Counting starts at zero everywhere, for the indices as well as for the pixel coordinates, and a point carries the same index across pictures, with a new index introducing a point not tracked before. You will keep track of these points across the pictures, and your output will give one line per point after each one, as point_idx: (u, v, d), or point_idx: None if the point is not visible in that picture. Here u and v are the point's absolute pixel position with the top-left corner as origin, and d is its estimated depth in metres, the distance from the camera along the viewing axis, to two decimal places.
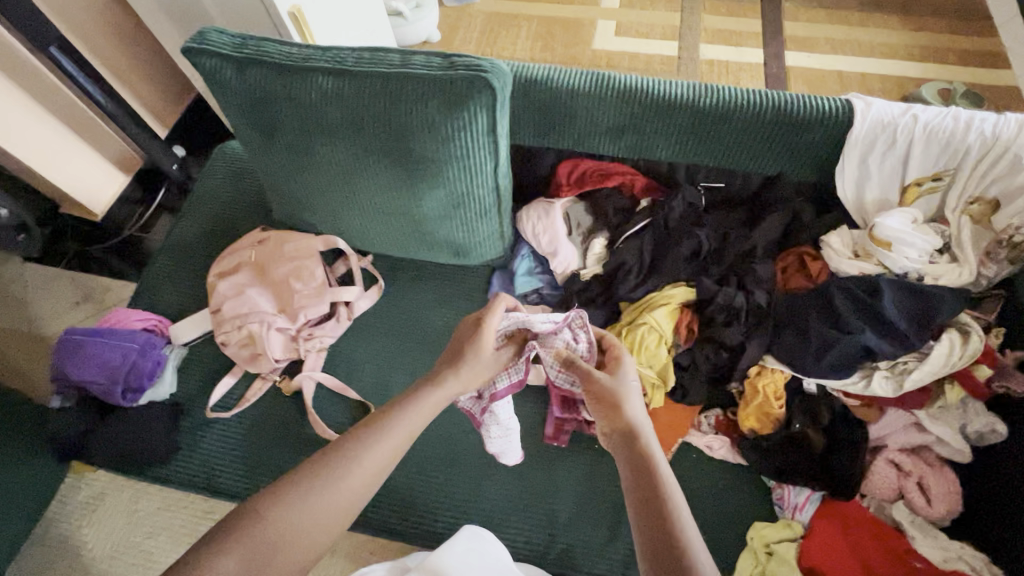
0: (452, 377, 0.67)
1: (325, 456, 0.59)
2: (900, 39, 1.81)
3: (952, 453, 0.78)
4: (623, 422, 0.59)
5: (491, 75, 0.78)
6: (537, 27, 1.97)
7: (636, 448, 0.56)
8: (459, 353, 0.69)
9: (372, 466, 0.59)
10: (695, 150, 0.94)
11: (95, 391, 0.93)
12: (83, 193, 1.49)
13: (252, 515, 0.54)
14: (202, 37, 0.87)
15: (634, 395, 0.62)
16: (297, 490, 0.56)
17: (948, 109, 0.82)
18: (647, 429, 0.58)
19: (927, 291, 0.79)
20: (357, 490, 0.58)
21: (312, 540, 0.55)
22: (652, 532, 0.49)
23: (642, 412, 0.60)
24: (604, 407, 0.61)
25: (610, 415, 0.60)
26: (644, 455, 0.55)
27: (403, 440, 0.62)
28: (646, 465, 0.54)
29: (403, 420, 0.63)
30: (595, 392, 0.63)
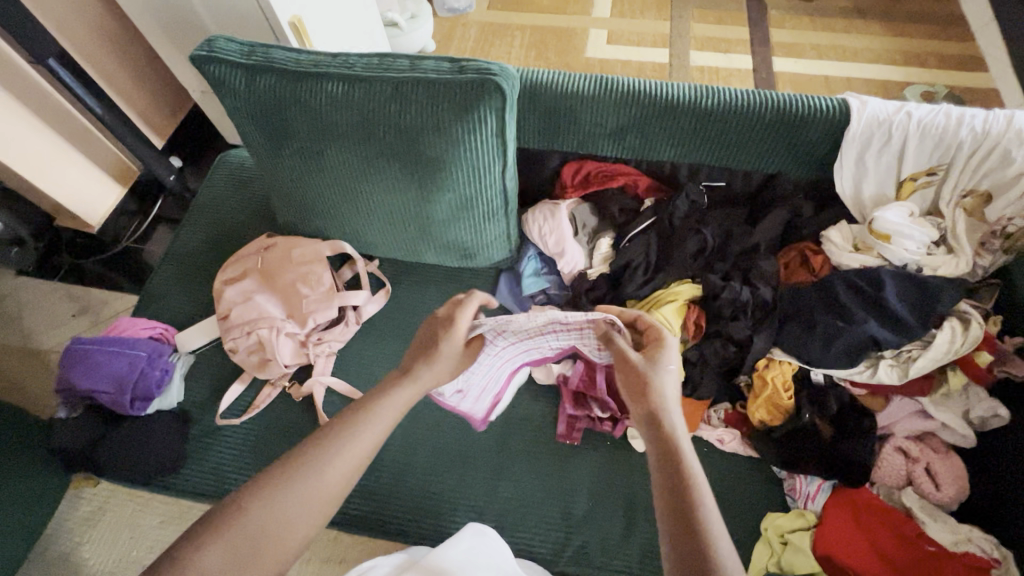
0: (424, 370, 0.67)
1: (301, 451, 0.60)
2: (881, 45, 1.88)
3: (957, 439, 0.81)
4: (653, 407, 0.57)
5: (500, 77, 0.81)
6: (531, 36, 2.01)
7: (663, 437, 0.55)
8: (431, 348, 0.68)
9: (344, 461, 0.60)
10: (697, 150, 0.97)
11: (103, 401, 0.92)
12: (80, 204, 1.46)
13: (232, 510, 0.56)
14: (210, 45, 0.88)
15: (668, 380, 0.60)
16: (272, 486, 0.58)
17: (939, 106, 0.85)
18: (676, 417, 0.57)
19: (928, 282, 0.81)
20: (332, 485, 0.59)
21: (292, 534, 0.57)
22: (677, 529, 0.50)
23: (673, 398, 0.59)
24: (632, 389, 0.60)
25: (638, 398, 0.59)
26: (670, 444, 0.55)
27: (377, 433, 0.63)
28: (672, 455, 0.54)
29: (374, 414, 0.63)
30: (624, 372, 0.61)
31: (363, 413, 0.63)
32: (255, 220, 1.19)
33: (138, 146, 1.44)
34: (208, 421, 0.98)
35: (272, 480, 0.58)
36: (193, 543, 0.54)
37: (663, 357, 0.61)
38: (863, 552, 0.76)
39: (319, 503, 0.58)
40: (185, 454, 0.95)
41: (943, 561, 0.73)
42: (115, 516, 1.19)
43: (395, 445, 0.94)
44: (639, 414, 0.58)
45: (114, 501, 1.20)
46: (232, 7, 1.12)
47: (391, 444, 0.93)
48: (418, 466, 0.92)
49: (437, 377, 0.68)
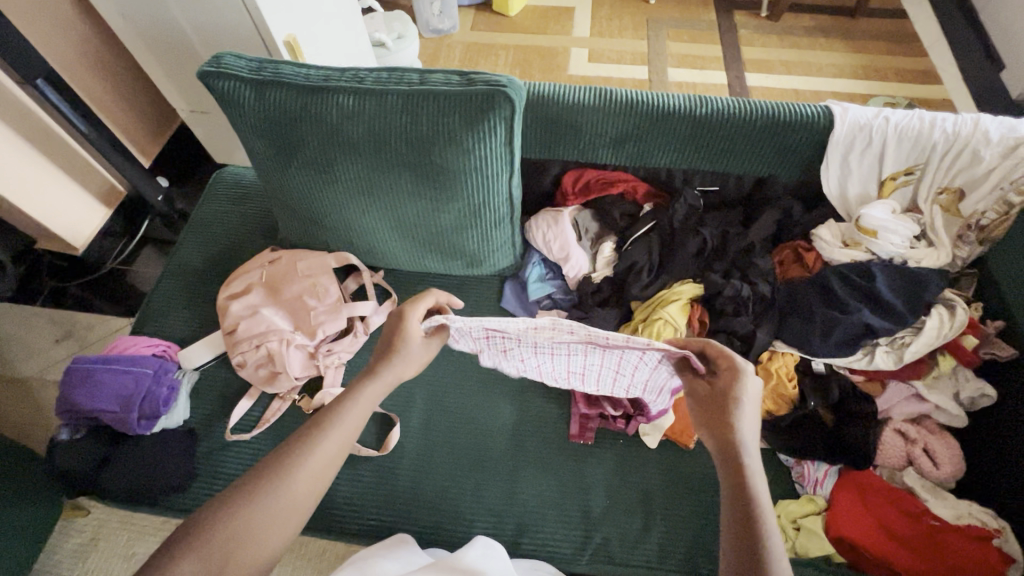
0: (384, 369, 0.68)
1: (272, 460, 0.61)
2: (844, 61, 2.00)
3: (950, 419, 0.87)
4: (725, 439, 0.58)
5: (510, 88, 0.84)
6: (515, 55, 2.07)
7: (734, 469, 0.56)
8: (390, 348, 0.70)
9: (315, 464, 0.62)
10: (693, 157, 1.02)
11: (107, 419, 0.90)
12: (64, 225, 1.41)
13: (204, 522, 0.56)
14: (218, 61, 0.89)
15: (743, 412, 0.59)
16: (248, 494, 0.58)
17: (913, 111, 0.92)
18: (748, 450, 0.57)
19: (915, 273, 0.88)
20: (305, 489, 0.61)
21: (270, 538, 0.57)
22: (739, 556, 0.51)
23: (747, 430, 0.59)
24: (706, 419, 0.62)
25: (712, 428, 0.61)
26: (740, 476, 0.56)
27: (342, 435, 0.64)
28: (742, 489, 0.55)
29: (340, 417, 0.65)
30: (699, 401, 0.64)
31: (328, 419, 0.64)
32: (255, 235, 1.19)
33: (126, 165, 1.41)
34: (217, 437, 0.97)
35: (246, 491, 0.58)
36: (168, 555, 0.54)
37: (735, 390, 0.60)
38: (872, 530, 0.80)
39: (293, 506, 0.59)
40: (193, 472, 0.93)
41: (945, 534, 0.78)
42: (107, 547, 1.12)
43: (411, 453, 0.94)
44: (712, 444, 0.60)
45: (105, 531, 1.14)
46: (228, 26, 1.13)
47: (408, 452, 0.94)
48: (435, 473, 0.92)
49: (399, 375, 0.70)
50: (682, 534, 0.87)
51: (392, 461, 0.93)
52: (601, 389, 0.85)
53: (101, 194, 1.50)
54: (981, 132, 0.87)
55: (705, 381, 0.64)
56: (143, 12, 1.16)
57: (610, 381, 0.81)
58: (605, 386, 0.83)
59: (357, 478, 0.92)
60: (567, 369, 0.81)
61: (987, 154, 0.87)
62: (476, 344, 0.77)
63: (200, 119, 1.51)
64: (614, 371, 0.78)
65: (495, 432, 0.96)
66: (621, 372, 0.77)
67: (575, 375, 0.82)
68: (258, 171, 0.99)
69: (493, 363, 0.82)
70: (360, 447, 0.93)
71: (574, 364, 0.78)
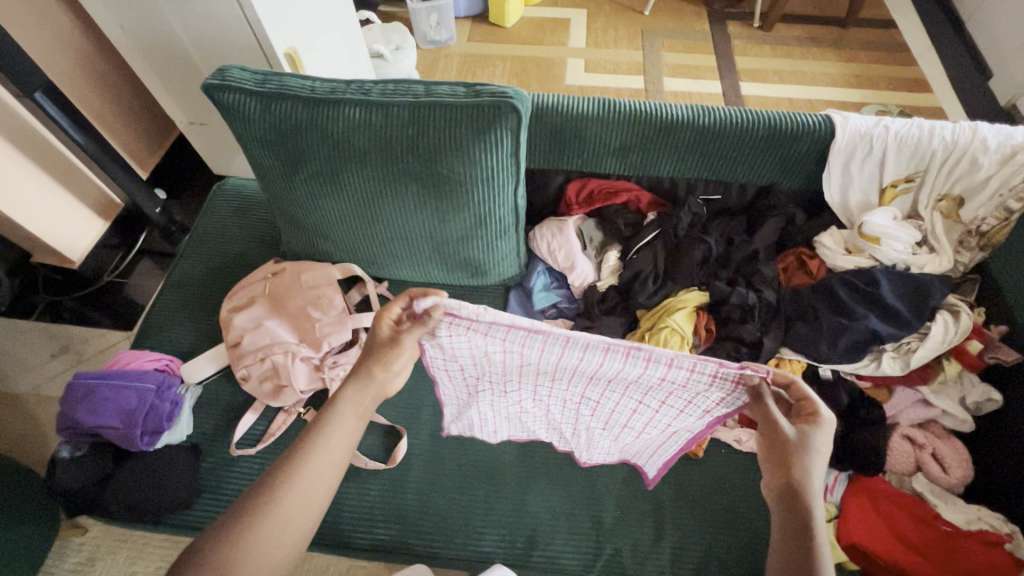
0: (365, 379, 0.68)
1: (266, 482, 0.61)
2: (836, 70, 2.03)
3: (957, 423, 0.87)
4: (794, 482, 0.58)
5: (516, 100, 0.84)
6: (511, 66, 2.09)
7: (799, 516, 0.56)
8: (370, 357, 0.69)
9: (308, 481, 0.62)
10: (696, 165, 1.03)
11: (110, 436, 0.88)
12: (59, 238, 1.39)
13: (194, 554, 0.57)
14: (223, 74, 0.89)
15: (816, 461, 0.59)
16: (246, 517, 0.59)
17: (912, 120, 0.93)
18: (814, 500, 0.57)
19: (919, 279, 0.89)
20: (303, 505, 0.61)
21: (264, 563, 0.58)
22: None
23: (816, 479, 0.58)
24: (772, 460, 0.61)
25: (777, 470, 0.60)
26: (804, 523, 0.56)
27: (329, 448, 0.65)
28: (803, 537, 0.55)
29: (326, 431, 0.65)
30: (767, 438, 0.62)
31: (315, 436, 0.65)
32: (257, 246, 1.18)
33: (125, 177, 1.40)
34: (222, 452, 0.96)
35: (244, 513, 0.59)
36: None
37: (814, 439, 0.59)
38: (883, 533, 0.80)
39: (292, 524, 0.60)
40: (197, 488, 0.92)
41: (957, 539, 0.78)
42: (105, 567, 1.09)
43: (419, 465, 0.93)
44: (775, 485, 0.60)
45: (104, 550, 1.11)
46: (228, 39, 1.13)
47: (416, 464, 0.93)
48: (444, 485, 0.92)
49: (382, 385, 0.69)
50: (693, 542, 0.86)
51: (400, 473, 0.92)
52: (601, 420, 0.80)
53: (98, 207, 1.49)
54: (979, 140, 0.89)
55: (784, 422, 0.61)
56: (142, 25, 1.16)
57: (618, 412, 0.77)
58: (607, 417, 0.79)
59: (365, 491, 0.91)
60: (577, 401, 0.77)
61: (986, 161, 0.89)
62: (480, 357, 0.71)
63: (198, 131, 1.50)
64: (630, 400, 0.73)
65: (503, 443, 0.95)
66: (638, 403, 0.73)
67: (581, 406, 0.78)
68: (262, 183, 0.99)
69: (485, 381, 0.77)
70: (368, 460, 0.92)
71: (589, 395, 0.75)
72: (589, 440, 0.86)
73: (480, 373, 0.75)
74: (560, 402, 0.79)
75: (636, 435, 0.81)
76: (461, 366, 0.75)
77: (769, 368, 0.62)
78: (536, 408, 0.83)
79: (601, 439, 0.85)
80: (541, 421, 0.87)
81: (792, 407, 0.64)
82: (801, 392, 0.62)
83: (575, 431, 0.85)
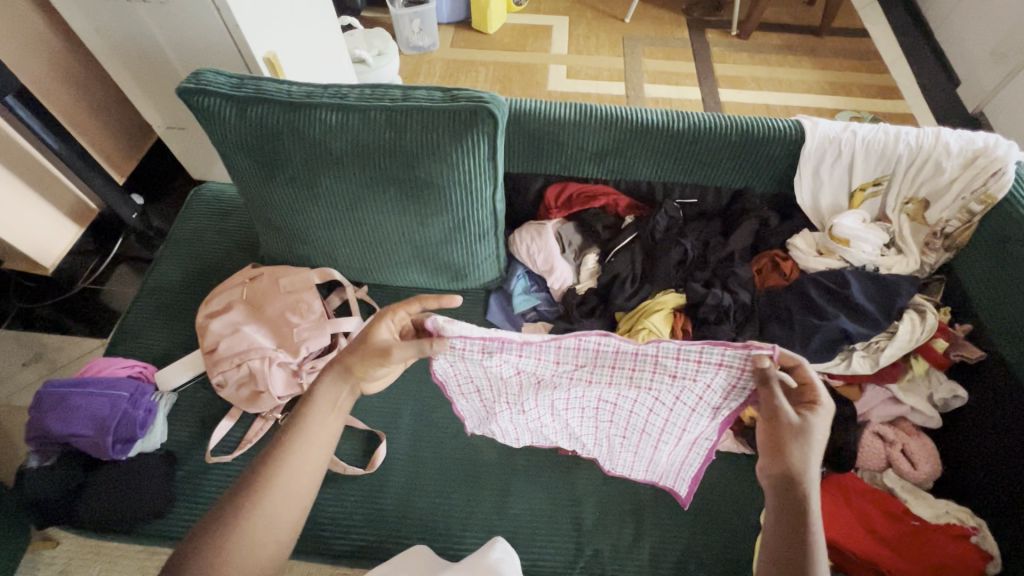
0: (341, 378, 0.68)
1: (243, 490, 0.61)
2: (812, 77, 2.08)
3: (923, 420, 0.91)
4: (793, 470, 0.60)
5: (492, 105, 0.85)
6: (494, 71, 2.10)
7: (795, 501, 0.59)
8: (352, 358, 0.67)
9: (286, 486, 0.62)
10: (672, 170, 1.04)
11: (81, 445, 0.87)
12: (31, 244, 1.36)
13: (181, 555, 0.57)
14: (198, 78, 0.88)
15: (813, 449, 0.60)
16: (223, 526, 0.59)
17: (879, 125, 0.96)
18: (810, 485, 0.60)
19: (887, 280, 0.91)
20: (280, 510, 0.61)
21: (254, 559, 0.59)
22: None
23: (812, 467, 0.60)
24: (772, 445, 0.62)
25: (776, 456, 0.62)
26: (802, 508, 0.59)
27: (303, 451, 0.64)
28: (799, 521, 0.58)
29: (303, 433, 0.65)
30: (769, 424, 0.63)
31: (292, 441, 0.64)
32: (237, 251, 1.17)
33: (100, 182, 1.38)
34: (198, 460, 0.94)
35: (229, 516, 0.59)
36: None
37: (816, 429, 0.60)
38: (856, 530, 0.82)
39: (271, 531, 0.60)
40: (172, 497, 0.90)
41: (928, 533, 0.80)
42: None
43: (399, 471, 0.93)
44: (773, 469, 0.62)
45: (77, 562, 1.09)
46: (207, 43, 1.12)
47: (396, 469, 0.93)
48: (425, 489, 0.91)
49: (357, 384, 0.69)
50: (672, 542, 0.87)
51: (380, 479, 0.92)
52: (620, 428, 0.79)
53: (73, 213, 1.46)
54: (941, 144, 0.92)
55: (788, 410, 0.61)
56: (118, 28, 1.15)
57: (635, 417, 0.76)
58: (625, 424, 0.78)
59: (344, 497, 0.90)
60: (593, 405, 0.76)
61: (948, 165, 0.92)
62: (495, 376, 0.70)
63: (177, 136, 1.49)
64: (649, 408, 0.73)
65: (484, 446, 0.95)
66: (654, 407, 0.72)
67: (598, 410, 0.77)
68: (239, 188, 0.98)
69: (502, 398, 0.76)
70: (347, 466, 0.91)
71: (606, 399, 0.74)
72: (611, 449, 0.86)
73: (496, 390, 0.75)
74: (578, 411, 0.78)
75: (655, 443, 0.79)
76: (475, 385, 0.74)
77: (775, 346, 0.61)
78: (553, 420, 0.82)
79: (623, 450, 0.84)
80: (561, 432, 0.86)
81: (792, 389, 0.65)
82: (806, 376, 0.62)
83: (595, 438, 0.85)
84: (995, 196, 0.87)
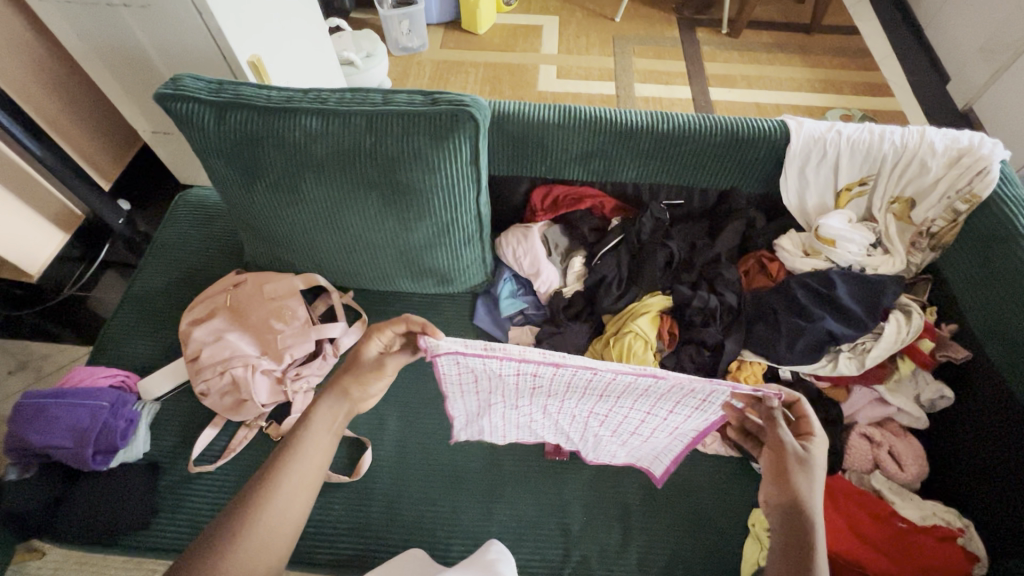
0: (340, 393, 0.68)
1: (235, 512, 0.60)
2: (802, 75, 2.08)
3: (910, 420, 0.91)
4: (797, 498, 0.59)
5: (473, 108, 0.84)
6: (484, 72, 2.09)
7: (801, 529, 0.58)
8: (348, 375, 0.68)
9: (280, 506, 0.61)
10: (658, 171, 1.03)
11: (61, 457, 0.86)
12: (19, 252, 1.34)
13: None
14: (176, 84, 0.87)
15: (816, 476, 0.61)
16: (214, 550, 0.57)
17: (863, 125, 0.96)
18: (816, 515, 0.59)
19: (873, 281, 0.91)
20: (273, 532, 0.60)
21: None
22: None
23: (816, 492, 0.60)
24: (778, 475, 0.62)
25: (779, 484, 0.61)
26: (807, 536, 0.57)
27: (298, 470, 0.63)
28: (805, 547, 0.57)
29: (299, 451, 0.64)
30: (774, 454, 0.63)
31: (288, 459, 0.64)
32: (220, 258, 1.16)
33: (86, 189, 1.36)
34: (182, 469, 0.93)
35: (220, 538, 0.58)
36: None
37: (814, 457, 0.61)
38: (844, 535, 0.81)
39: (262, 555, 0.59)
40: (155, 508, 0.89)
41: (913, 535, 0.80)
42: None
43: (385, 478, 0.92)
44: (781, 497, 0.61)
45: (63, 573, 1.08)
46: (190, 47, 1.10)
47: (381, 476, 0.92)
48: (411, 495, 0.91)
49: (355, 399, 0.69)
50: (659, 546, 0.87)
51: (366, 486, 0.91)
52: (610, 428, 0.77)
53: (60, 220, 1.45)
54: (926, 143, 0.91)
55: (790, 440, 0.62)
56: (100, 32, 1.13)
57: (627, 419, 0.74)
58: (616, 425, 0.76)
59: (329, 505, 0.89)
60: (586, 409, 0.73)
61: (934, 164, 0.91)
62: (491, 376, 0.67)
63: (164, 140, 1.48)
64: (641, 408, 0.70)
65: (471, 451, 0.95)
66: (646, 408, 0.70)
67: (590, 414, 0.74)
68: (220, 194, 0.97)
69: (496, 395, 0.73)
70: (331, 474, 0.90)
71: (600, 405, 0.71)
72: (596, 443, 0.83)
73: (487, 390, 0.72)
74: (570, 412, 0.75)
75: (643, 436, 0.78)
76: (468, 381, 0.70)
77: (781, 392, 0.62)
78: (543, 420, 0.80)
79: (608, 443, 0.83)
80: (549, 428, 0.83)
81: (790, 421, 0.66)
82: (803, 411, 0.65)
83: (582, 436, 0.82)
84: (980, 196, 0.87)
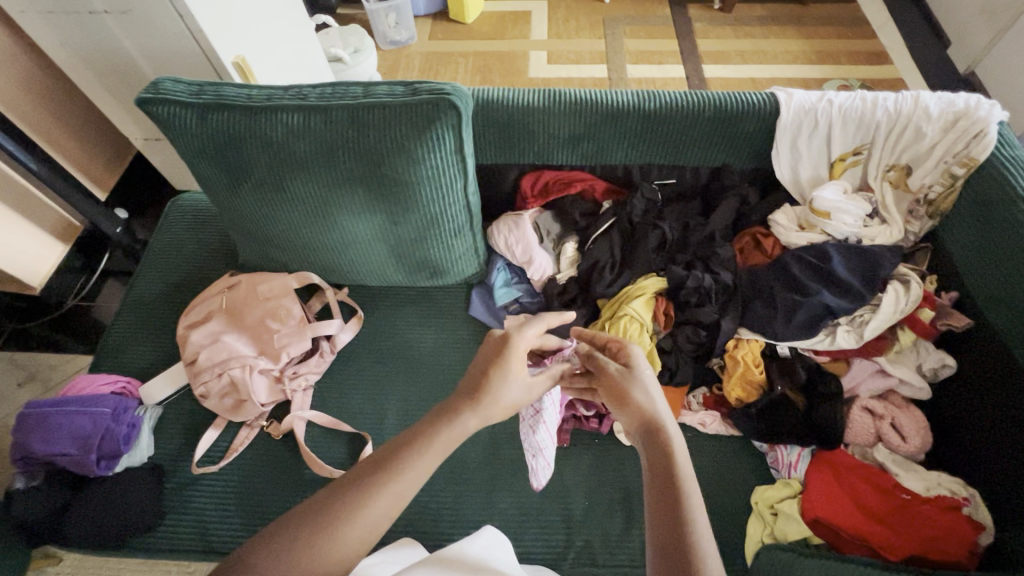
0: (487, 399, 0.61)
1: (330, 502, 0.54)
2: (796, 47, 2.03)
3: (913, 391, 0.89)
4: (646, 418, 0.59)
5: (454, 95, 0.83)
6: (473, 62, 2.07)
7: (657, 448, 0.56)
8: (484, 379, 0.62)
9: (385, 506, 0.55)
10: (647, 152, 1.02)
11: (65, 463, 0.87)
12: (19, 265, 1.35)
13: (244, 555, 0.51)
14: (157, 88, 0.87)
15: (651, 391, 0.61)
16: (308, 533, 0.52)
17: (855, 92, 0.94)
18: (668, 423, 0.58)
19: (871, 252, 0.89)
20: (373, 527, 0.54)
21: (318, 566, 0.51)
22: (660, 510, 0.52)
23: (658, 404, 0.60)
24: (616, 397, 0.62)
25: (622, 408, 0.61)
26: (661, 448, 0.56)
27: (422, 472, 0.57)
28: (664, 461, 0.55)
29: (421, 453, 0.57)
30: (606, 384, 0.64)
31: (408, 452, 0.57)
32: (216, 260, 1.17)
33: (81, 199, 1.36)
34: (185, 472, 0.94)
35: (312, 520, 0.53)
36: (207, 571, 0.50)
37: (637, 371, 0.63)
38: (846, 507, 0.81)
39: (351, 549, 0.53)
40: (160, 510, 0.90)
41: (918, 507, 0.79)
42: None
43: None
44: (632, 420, 0.60)
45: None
46: (174, 52, 1.10)
47: None
48: None
49: (492, 411, 0.62)
50: None
51: None
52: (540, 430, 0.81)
53: (59, 232, 1.45)
54: (921, 108, 0.90)
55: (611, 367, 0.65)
56: (85, 42, 1.13)
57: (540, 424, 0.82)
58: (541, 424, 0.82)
59: None
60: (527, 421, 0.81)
61: (929, 129, 0.90)
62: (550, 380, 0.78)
63: (156, 147, 1.48)
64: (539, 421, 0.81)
65: (471, 442, 0.95)
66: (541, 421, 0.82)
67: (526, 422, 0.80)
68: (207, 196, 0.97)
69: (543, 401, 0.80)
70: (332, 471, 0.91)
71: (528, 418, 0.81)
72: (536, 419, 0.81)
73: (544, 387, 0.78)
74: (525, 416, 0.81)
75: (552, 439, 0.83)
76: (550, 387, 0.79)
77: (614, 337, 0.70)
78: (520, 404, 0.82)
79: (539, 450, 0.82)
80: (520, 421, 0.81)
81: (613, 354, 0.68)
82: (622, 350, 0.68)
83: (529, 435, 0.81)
84: (977, 159, 0.85)
